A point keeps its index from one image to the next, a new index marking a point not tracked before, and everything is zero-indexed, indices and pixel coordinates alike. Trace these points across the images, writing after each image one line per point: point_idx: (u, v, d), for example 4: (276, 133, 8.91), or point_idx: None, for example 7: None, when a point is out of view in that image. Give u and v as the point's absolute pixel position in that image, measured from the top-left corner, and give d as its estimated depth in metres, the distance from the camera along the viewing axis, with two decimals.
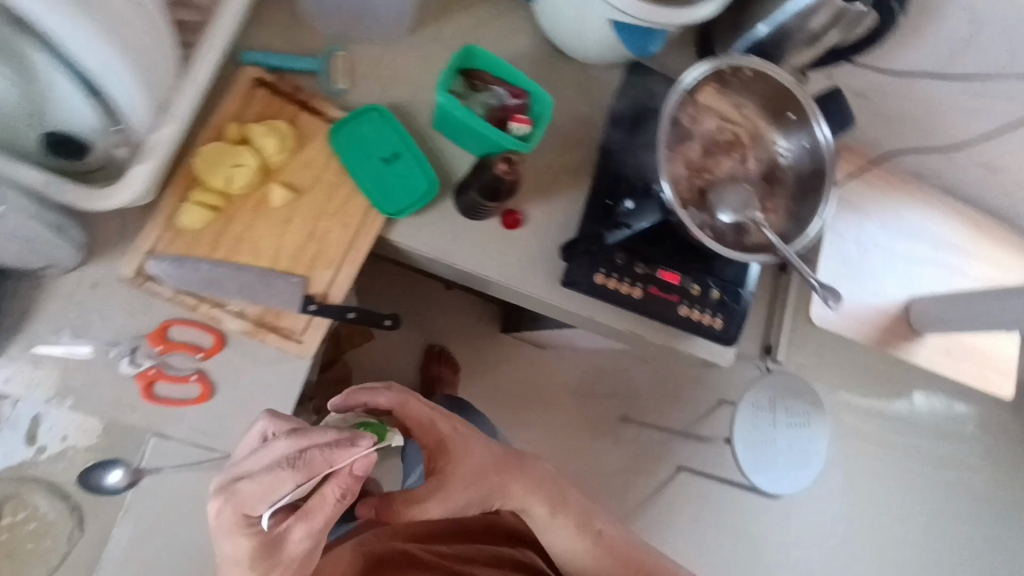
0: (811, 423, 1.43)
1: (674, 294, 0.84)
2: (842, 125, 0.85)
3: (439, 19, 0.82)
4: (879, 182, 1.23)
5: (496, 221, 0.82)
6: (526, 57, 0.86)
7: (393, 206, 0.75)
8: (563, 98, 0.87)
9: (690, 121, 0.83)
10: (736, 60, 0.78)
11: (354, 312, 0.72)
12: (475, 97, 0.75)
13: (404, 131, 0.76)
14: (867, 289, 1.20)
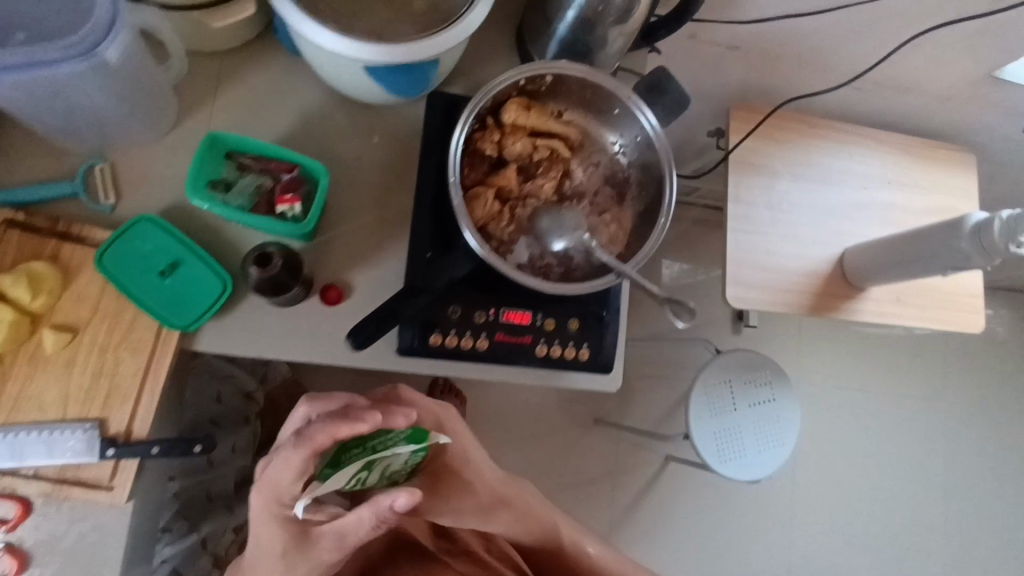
0: (776, 397, 1.34)
1: (526, 335, 0.76)
2: (679, 103, 0.74)
3: (205, 101, 0.75)
4: (783, 135, 1.10)
5: (315, 299, 0.75)
6: (314, 115, 0.78)
7: (185, 320, 0.69)
8: (365, 147, 0.79)
9: (501, 144, 0.73)
10: (524, 68, 0.69)
11: (157, 447, 0.67)
12: (237, 185, 0.67)
13: (179, 235, 0.70)
14: (789, 253, 1.09)
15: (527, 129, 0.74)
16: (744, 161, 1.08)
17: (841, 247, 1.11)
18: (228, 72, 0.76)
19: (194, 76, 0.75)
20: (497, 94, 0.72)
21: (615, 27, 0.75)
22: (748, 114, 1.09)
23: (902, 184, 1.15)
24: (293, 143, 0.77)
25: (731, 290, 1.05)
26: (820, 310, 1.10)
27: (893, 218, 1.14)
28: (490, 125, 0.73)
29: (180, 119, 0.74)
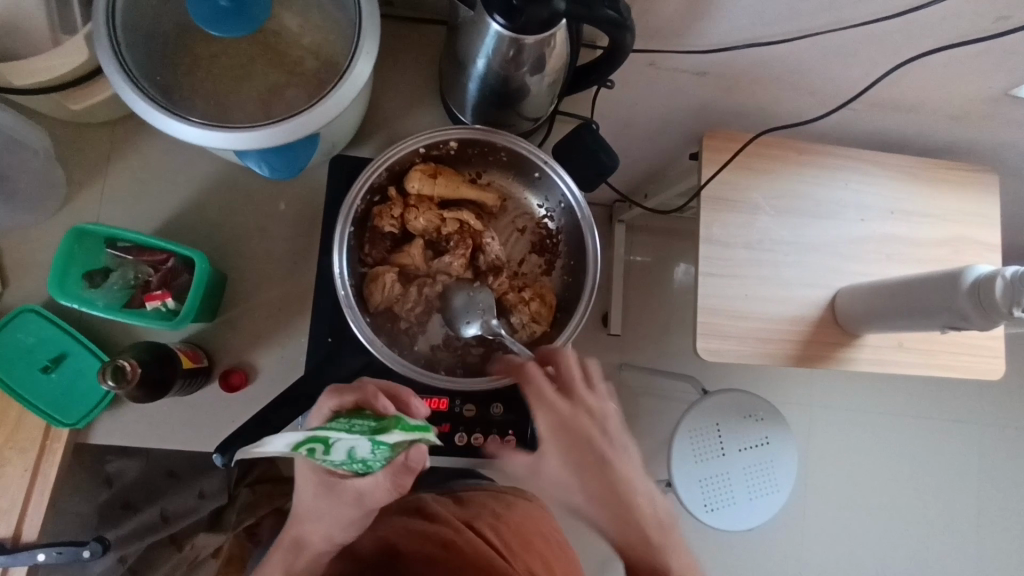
0: (771, 439, 1.16)
1: (443, 424, 0.69)
2: (605, 157, 0.67)
3: (99, 174, 0.71)
4: (766, 165, 0.94)
5: (216, 385, 0.70)
6: (215, 184, 0.73)
7: (70, 416, 0.65)
8: (271, 217, 0.74)
9: (405, 215, 0.65)
10: (422, 136, 0.62)
11: (43, 553, 0.64)
12: (108, 281, 0.63)
13: (63, 326, 0.65)
14: (773, 296, 0.92)
15: (434, 199, 0.67)
16: (718, 197, 0.92)
17: (834, 287, 0.94)
18: (123, 140, 0.72)
19: (86, 150, 0.71)
20: (396, 164, 0.65)
21: (532, 77, 0.64)
22: (723, 142, 0.93)
23: (913, 213, 0.98)
24: (192, 216, 0.72)
25: (700, 342, 0.90)
26: (808, 360, 0.93)
27: (901, 252, 0.96)
28: (392, 197, 0.66)
29: (71, 196, 0.70)
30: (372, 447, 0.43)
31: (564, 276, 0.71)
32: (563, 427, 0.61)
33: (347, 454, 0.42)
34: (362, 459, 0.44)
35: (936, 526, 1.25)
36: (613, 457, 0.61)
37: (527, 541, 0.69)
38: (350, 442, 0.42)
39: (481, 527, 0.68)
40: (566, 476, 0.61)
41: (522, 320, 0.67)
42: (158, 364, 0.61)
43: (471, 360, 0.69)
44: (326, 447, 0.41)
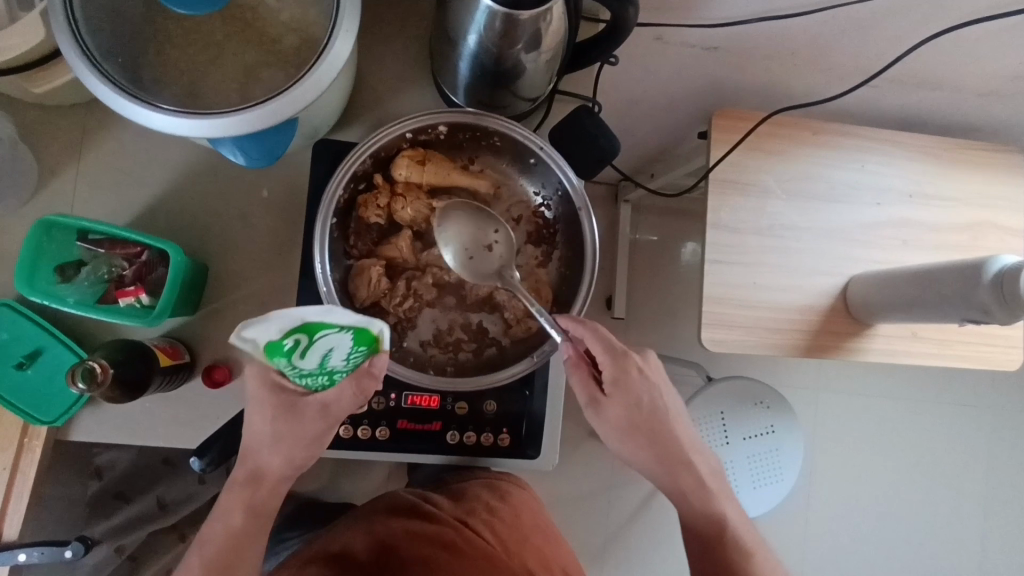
0: (776, 428, 1.11)
1: (434, 422, 0.67)
2: (603, 143, 0.64)
3: (73, 160, 0.68)
4: (778, 146, 0.89)
5: (198, 380, 0.68)
6: (195, 170, 0.69)
7: (47, 414, 0.63)
8: (254, 204, 0.70)
9: (391, 205, 0.62)
10: (407, 120, 0.58)
11: (24, 554, 0.63)
12: (78, 275, 0.60)
13: (37, 319, 0.63)
14: (781, 285, 0.87)
15: (423, 187, 0.63)
16: (726, 179, 0.87)
17: (847, 275, 0.89)
18: (98, 123, 0.68)
19: (59, 135, 0.67)
20: (381, 150, 0.61)
21: (528, 54, 0.59)
22: (734, 121, 0.87)
23: (932, 196, 0.92)
24: (172, 204, 0.69)
25: (706, 332, 0.84)
26: (818, 351, 0.88)
27: (918, 238, 0.91)
28: (378, 185, 0.62)
29: (44, 183, 0.67)
30: (351, 348, 0.45)
31: (561, 268, 0.67)
32: (635, 404, 0.57)
33: (325, 353, 0.45)
34: (336, 361, 0.46)
35: (942, 513, 1.22)
36: (676, 430, 0.60)
37: (523, 539, 0.64)
38: (331, 343, 0.44)
39: (476, 525, 0.62)
40: (625, 431, 0.58)
41: (516, 315, 0.65)
42: (133, 363, 0.59)
43: (462, 357, 0.66)
44: (312, 341, 0.43)
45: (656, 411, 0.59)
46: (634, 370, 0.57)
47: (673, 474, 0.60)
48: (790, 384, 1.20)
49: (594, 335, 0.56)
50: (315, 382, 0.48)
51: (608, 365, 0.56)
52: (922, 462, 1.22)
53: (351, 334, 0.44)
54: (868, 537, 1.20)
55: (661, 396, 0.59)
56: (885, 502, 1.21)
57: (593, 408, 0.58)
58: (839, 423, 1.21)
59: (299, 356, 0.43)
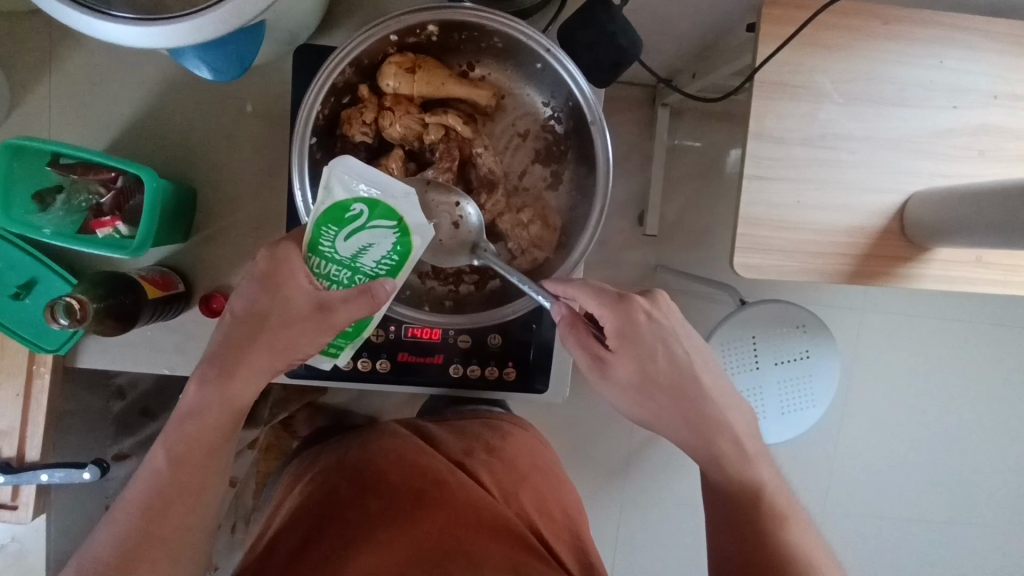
0: (812, 352, 1.01)
1: (435, 355, 0.64)
2: (622, 42, 0.54)
3: (43, 74, 0.62)
4: (838, 39, 0.76)
5: (195, 308, 0.66)
6: (174, 83, 0.63)
7: (52, 343, 0.62)
8: (240, 121, 0.65)
9: (379, 119, 0.55)
10: (393, 19, 0.50)
11: (45, 474, 0.64)
12: (55, 205, 0.57)
13: (29, 248, 0.60)
14: (830, 203, 0.77)
15: (415, 99, 0.56)
16: (774, 82, 0.75)
17: (908, 191, 0.78)
18: (66, 31, 0.62)
19: (29, 46, 0.62)
20: (364, 57, 0.54)
21: None
22: (788, 10, 0.73)
23: (1019, 98, 0.78)
24: (153, 121, 0.64)
25: (739, 257, 0.76)
26: (864, 277, 0.79)
27: (999, 148, 0.78)
28: (363, 98, 0.55)
29: (18, 101, 0.63)
30: (383, 258, 0.47)
31: (571, 192, 0.60)
32: (645, 356, 0.52)
33: (365, 244, 0.46)
34: (365, 264, 0.47)
35: (983, 441, 1.17)
36: (700, 378, 0.54)
37: (521, 479, 0.62)
38: (378, 237, 0.46)
39: (473, 463, 0.62)
40: (640, 386, 0.53)
41: (520, 246, 0.59)
42: (121, 296, 0.57)
43: (464, 288, 0.63)
44: (367, 224, 0.45)
45: (673, 358, 0.53)
46: (640, 317, 0.52)
47: (704, 434, 0.55)
48: (831, 308, 1.12)
49: (584, 292, 0.52)
50: (332, 278, 0.48)
51: (607, 320, 0.51)
52: (969, 390, 1.15)
53: (397, 241, 0.46)
54: (899, 462, 1.16)
55: (676, 341, 0.54)
56: (923, 429, 1.16)
57: (597, 370, 0.53)
58: (882, 349, 1.13)
59: (346, 232, 0.46)
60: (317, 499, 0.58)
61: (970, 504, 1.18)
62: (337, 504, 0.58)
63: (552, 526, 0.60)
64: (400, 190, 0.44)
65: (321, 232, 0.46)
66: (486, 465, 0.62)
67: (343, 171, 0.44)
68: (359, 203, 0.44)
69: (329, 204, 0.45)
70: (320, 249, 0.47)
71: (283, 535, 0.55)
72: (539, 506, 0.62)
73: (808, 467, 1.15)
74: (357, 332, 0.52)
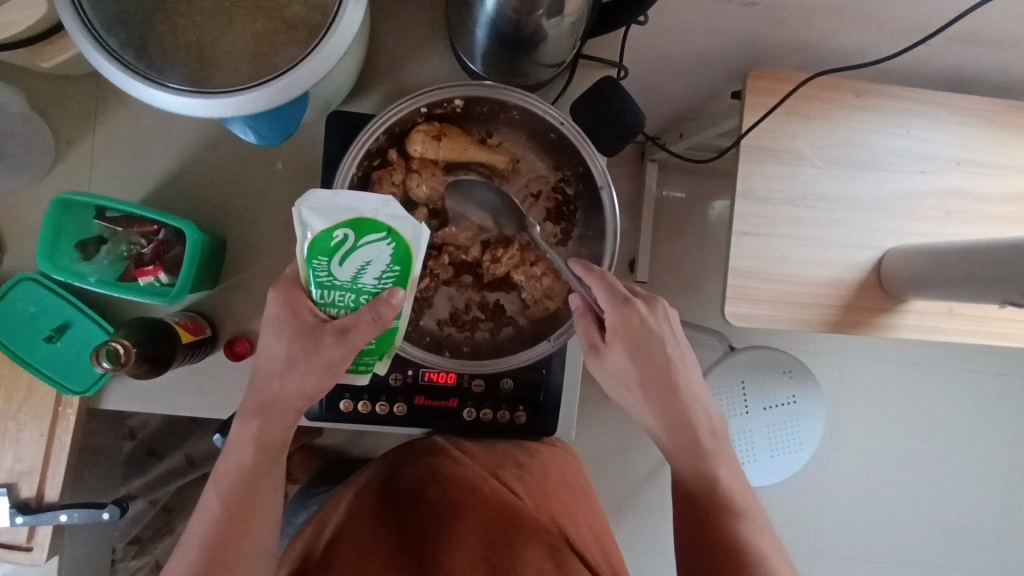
0: (797, 398, 1.06)
1: (450, 398, 0.67)
2: (628, 116, 0.60)
3: (89, 132, 0.67)
4: (815, 109, 0.84)
5: (219, 353, 0.68)
6: (210, 142, 0.68)
7: (79, 385, 0.65)
8: (269, 177, 0.69)
9: (408, 180, 0.60)
10: (427, 93, 0.56)
11: (65, 514, 0.65)
12: (97, 256, 0.61)
13: (66, 294, 0.64)
14: (813, 258, 0.84)
15: (440, 162, 0.62)
16: (759, 146, 0.83)
17: (882, 247, 0.85)
18: (112, 93, 0.67)
19: (77, 108, 0.67)
20: (396, 125, 0.59)
21: (550, 20, 0.55)
22: (771, 83, 0.81)
23: (980, 163, 0.86)
24: (189, 176, 0.68)
25: (730, 306, 0.82)
26: (846, 326, 0.85)
27: (963, 209, 0.86)
28: (392, 161, 0.61)
29: (62, 156, 0.67)
30: (384, 269, 0.50)
31: (580, 248, 0.66)
32: (638, 355, 0.57)
33: (363, 263, 0.49)
34: (366, 283, 0.50)
35: (962, 482, 1.21)
36: (687, 384, 0.59)
37: (552, 491, 0.66)
38: (373, 251, 0.49)
39: (504, 475, 0.66)
40: (628, 378, 0.58)
41: (535, 295, 0.64)
42: (154, 340, 0.60)
43: (479, 335, 0.67)
44: (358, 244, 0.49)
45: (663, 362, 0.57)
46: (639, 319, 0.56)
47: (706, 465, 0.59)
48: (814, 352, 1.17)
49: (599, 286, 0.56)
50: (338, 304, 0.51)
51: (610, 313, 0.56)
52: (947, 432, 1.20)
53: (391, 249, 0.50)
54: (886, 504, 1.20)
55: (667, 345, 0.58)
56: (906, 470, 1.20)
57: (593, 354, 0.58)
58: (864, 393, 1.19)
59: (340, 258, 0.49)
60: (367, 516, 0.65)
61: (956, 546, 1.22)
62: (386, 516, 0.66)
63: (581, 534, 0.66)
64: (377, 201, 0.48)
65: (317, 265, 0.49)
66: (518, 474, 0.66)
67: (309, 206, 0.47)
68: (339, 229, 0.48)
69: (313, 239, 0.48)
70: (320, 282, 0.50)
71: (337, 540, 0.62)
72: (570, 516, 0.66)
73: (795, 509, 1.18)
74: (385, 344, 0.55)
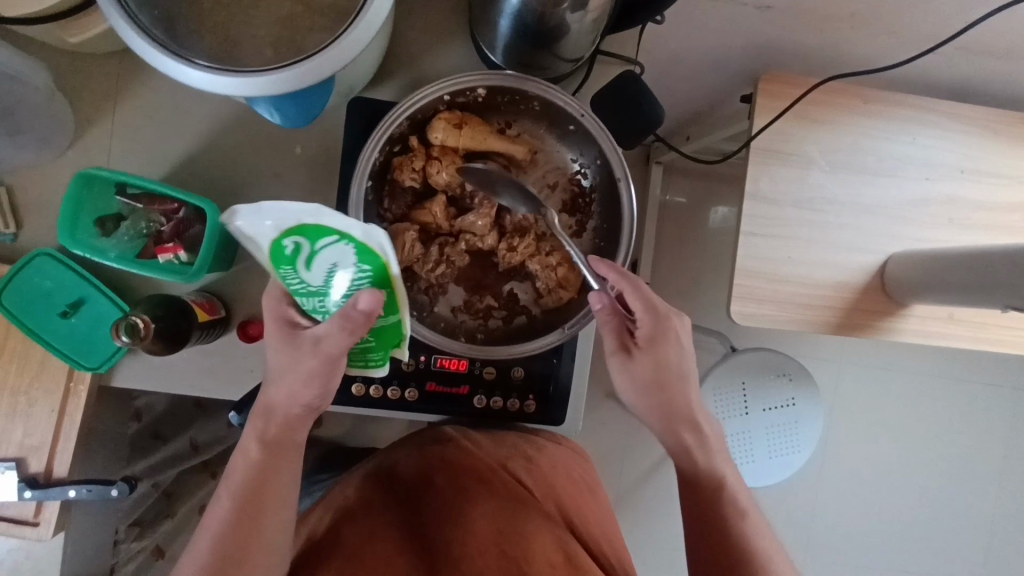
0: (797, 400, 1.07)
1: (461, 385, 0.68)
2: (646, 111, 0.61)
3: (110, 110, 0.67)
4: (825, 114, 0.85)
5: (232, 334, 0.69)
6: (230, 124, 0.69)
7: (93, 361, 0.65)
8: (287, 160, 0.70)
9: (429, 166, 0.61)
10: (451, 81, 0.57)
11: (73, 490, 0.65)
12: (116, 232, 0.61)
13: (82, 270, 0.64)
14: (818, 260, 0.85)
15: (459, 150, 0.62)
16: (769, 148, 0.84)
17: (886, 252, 0.86)
18: (134, 73, 0.67)
19: (99, 86, 0.67)
20: (418, 113, 0.60)
21: (573, 14, 0.56)
22: (782, 87, 0.83)
23: (984, 173, 0.88)
24: (208, 157, 0.69)
25: (736, 305, 0.83)
26: (849, 328, 0.86)
27: (966, 217, 0.87)
28: (413, 147, 0.61)
29: (82, 133, 0.67)
30: (351, 270, 0.46)
31: (595, 239, 0.67)
32: (668, 363, 0.59)
33: (327, 267, 0.46)
34: (340, 284, 0.47)
35: (955, 490, 1.22)
36: (701, 397, 0.61)
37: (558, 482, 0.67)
38: (331, 256, 0.45)
39: (513, 467, 0.66)
40: (652, 385, 0.59)
41: (549, 284, 0.64)
42: (172, 316, 0.60)
43: (492, 323, 0.67)
44: (315, 250, 0.45)
45: (686, 373, 0.60)
46: (672, 330, 0.58)
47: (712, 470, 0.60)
48: (814, 357, 1.19)
49: (634, 294, 0.57)
50: (320, 304, 0.50)
51: (644, 320, 0.57)
52: (942, 439, 1.22)
53: (351, 251, 0.45)
54: (880, 509, 1.22)
55: (690, 356, 0.60)
56: (901, 476, 1.22)
57: (621, 360, 0.59)
58: (862, 398, 1.20)
59: (303, 266, 0.46)
60: (372, 503, 0.65)
61: (947, 552, 1.23)
62: (392, 501, 0.66)
63: (587, 523, 0.67)
64: (311, 208, 0.42)
65: (287, 272, 0.47)
66: (526, 466, 0.66)
67: (246, 223, 0.43)
68: (286, 238, 0.44)
69: (268, 250, 0.45)
70: (297, 287, 0.48)
71: (342, 527, 0.62)
72: (574, 506, 0.68)
73: (788, 511, 1.19)
74: (392, 334, 0.52)
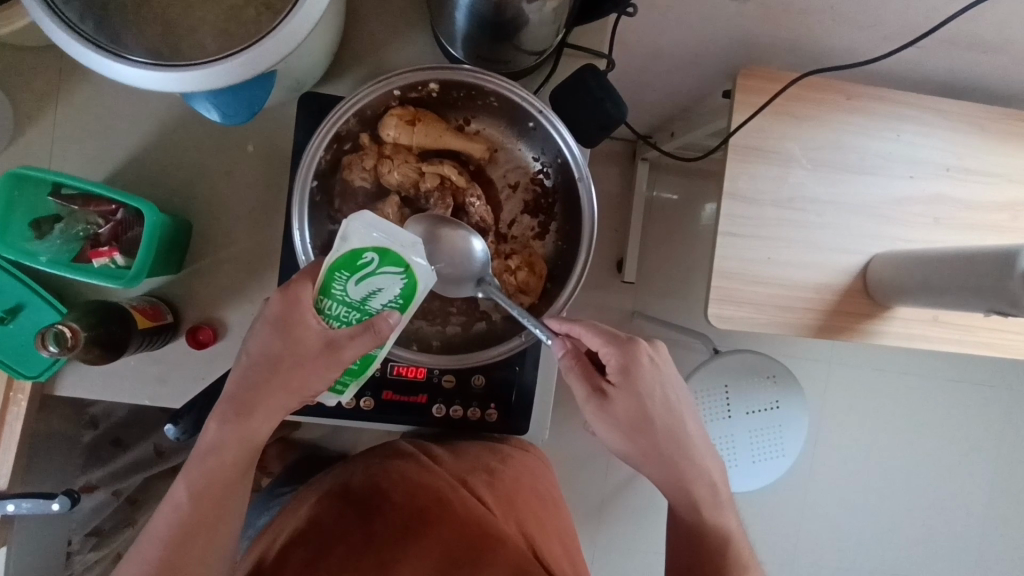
0: (781, 404, 1.04)
1: (419, 394, 0.65)
2: (609, 107, 0.58)
3: (49, 106, 0.64)
4: (806, 110, 0.82)
5: (182, 340, 0.66)
6: (177, 120, 0.65)
7: (33, 368, 0.62)
8: (238, 159, 0.67)
9: (380, 165, 0.58)
10: (400, 75, 0.54)
11: (11, 504, 0.62)
12: (49, 233, 0.58)
13: (17, 273, 0.61)
14: (799, 261, 0.82)
15: (413, 149, 0.59)
16: (748, 145, 0.81)
17: (869, 252, 0.83)
18: (74, 66, 0.64)
19: (37, 81, 0.64)
20: (367, 108, 0.57)
21: (530, 4, 0.52)
22: (761, 82, 0.79)
23: (970, 170, 0.85)
24: (155, 155, 0.66)
25: (713, 308, 0.80)
26: (830, 331, 0.83)
27: (952, 216, 0.84)
28: (364, 146, 0.58)
29: (20, 131, 0.64)
30: (391, 299, 0.49)
31: (557, 241, 0.64)
32: (645, 394, 0.54)
33: (375, 289, 0.48)
34: (373, 306, 0.49)
35: (942, 494, 1.20)
36: (688, 426, 0.58)
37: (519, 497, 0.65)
38: (387, 282, 0.47)
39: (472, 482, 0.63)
40: (631, 428, 0.56)
41: (508, 290, 0.61)
42: (108, 322, 0.57)
43: (450, 330, 0.65)
44: (378, 271, 0.47)
45: (665, 403, 0.56)
46: (643, 359, 0.54)
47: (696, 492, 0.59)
48: (799, 359, 1.16)
49: (592, 331, 0.54)
50: (340, 318, 0.49)
51: (610, 354, 0.54)
52: (930, 442, 1.19)
53: (405, 285, 0.48)
54: (867, 514, 1.19)
55: (666, 383, 0.56)
56: (887, 480, 1.19)
57: (599, 404, 0.55)
58: (849, 401, 1.17)
59: (357, 278, 0.47)
60: (324, 521, 0.61)
61: (934, 557, 1.21)
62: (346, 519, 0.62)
63: (548, 543, 0.64)
64: (409, 240, 0.46)
65: (335, 277, 0.47)
66: (487, 483, 0.63)
67: (356, 222, 0.45)
68: (368, 251, 0.46)
69: (342, 253, 0.46)
70: (331, 293, 0.48)
71: (289, 552, 0.58)
72: (535, 522, 0.65)
73: (773, 516, 1.17)
74: (361, 370, 0.54)
